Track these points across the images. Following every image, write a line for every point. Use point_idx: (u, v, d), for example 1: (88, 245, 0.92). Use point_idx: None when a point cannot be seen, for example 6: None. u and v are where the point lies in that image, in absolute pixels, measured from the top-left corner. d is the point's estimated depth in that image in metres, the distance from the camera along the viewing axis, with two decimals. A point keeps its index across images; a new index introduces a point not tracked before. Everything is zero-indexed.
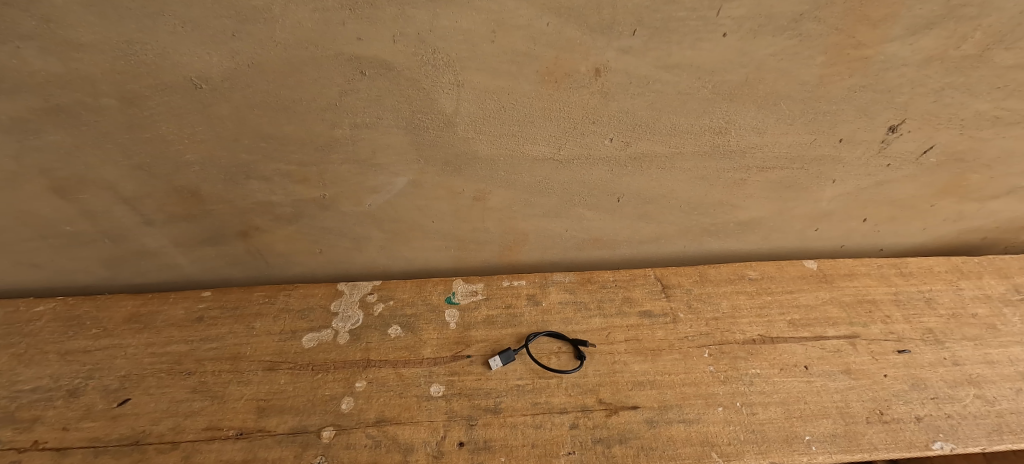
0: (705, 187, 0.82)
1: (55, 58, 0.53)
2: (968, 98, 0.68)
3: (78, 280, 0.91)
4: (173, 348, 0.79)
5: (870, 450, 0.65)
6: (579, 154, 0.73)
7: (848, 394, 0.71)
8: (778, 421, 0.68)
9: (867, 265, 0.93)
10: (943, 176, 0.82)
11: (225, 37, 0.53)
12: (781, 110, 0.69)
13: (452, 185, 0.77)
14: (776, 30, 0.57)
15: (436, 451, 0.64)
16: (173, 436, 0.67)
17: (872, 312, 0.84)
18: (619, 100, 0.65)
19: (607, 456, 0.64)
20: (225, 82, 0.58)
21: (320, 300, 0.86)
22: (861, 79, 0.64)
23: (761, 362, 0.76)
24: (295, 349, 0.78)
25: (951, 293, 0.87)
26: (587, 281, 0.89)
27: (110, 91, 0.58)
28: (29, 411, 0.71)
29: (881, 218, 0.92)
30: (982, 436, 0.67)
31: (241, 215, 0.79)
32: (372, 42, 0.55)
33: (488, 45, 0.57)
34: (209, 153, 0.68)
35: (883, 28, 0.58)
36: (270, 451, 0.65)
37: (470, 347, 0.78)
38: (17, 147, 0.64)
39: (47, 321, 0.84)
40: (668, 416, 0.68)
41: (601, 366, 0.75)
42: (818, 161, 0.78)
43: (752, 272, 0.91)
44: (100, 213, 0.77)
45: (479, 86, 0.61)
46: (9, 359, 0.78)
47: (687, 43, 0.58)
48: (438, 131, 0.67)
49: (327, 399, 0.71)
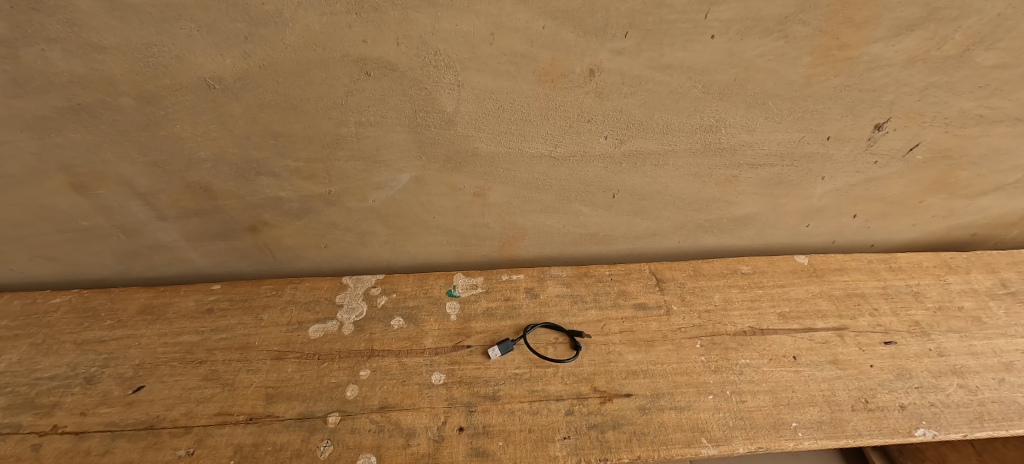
0: (698, 184, 0.84)
1: (78, 59, 0.57)
2: (951, 97, 0.71)
3: (93, 273, 0.94)
4: (184, 338, 0.82)
5: (855, 436, 0.68)
6: (575, 151, 0.76)
7: (835, 383, 0.74)
8: (766, 408, 0.70)
9: (857, 260, 0.95)
10: (931, 173, 0.85)
11: (238, 40, 0.56)
12: (770, 108, 0.71)
13: (453, 181, 0.80)
14: (762, 32, 0.60)
15: (437, 436, 0.67)
16: (185, 420, 0.70)
17: (861, 305, 0.86)
18: (614, 99, 0.68)
19: (600, 440, 0.66)
20: (236, 82, 0.61)
21: (325, 293, 0.89)
22: (847, 79, 0.67)
23: (750, 353, 0.78)
24: (302, 339, 0.81)
25: (939, 287, 0.90)
26: (584, 275, 0.92)
27: (128, 91, 0.61)
28: (48, 397, 0.74)
29: (872, 214, 0.94)
30: (964, 423, 0.69)
31: (250, 210, 0.82)
32: (377, 44, 0.58)
33: (488, 47, 0.59)
34: (220, 149, 0.71)
35: (866, 30, 0.60)
36: (278, 435, 0.68)
37: (470, 338, 0.81)
38: (39, 144, 0.67)
39: (64, 312, 0.87)
40: (660, 403, 0.71)
41: (596, 356, 0.78)
42: (808, 158, 0.80)
43: (745, 267, 0.94)
44: (116, 208, 0.80)
45: (478, 86, 0.64)
46: (28, 348, 0.81)
47: (678, 44, 0.61)
48: (440, 129, 0.70)
49: (333, 387, 0.74)
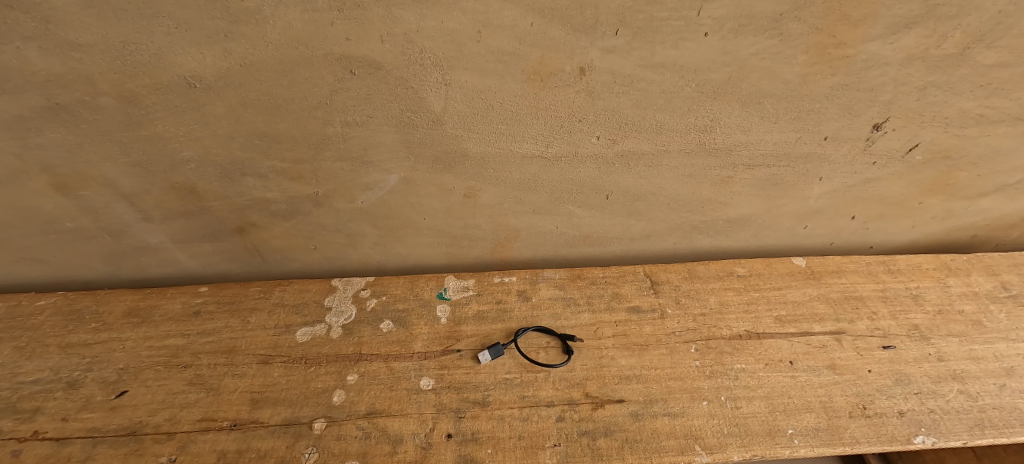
0: (692, 185, 0.83)
1: (55, 58, 0.55)
2: (951, 97, 0.69)
3: (80, 275, 0.93)
4: (170, 341, 0.81)
5: (852, 443, 0.66)
6: (567, 152, 0.74)
7: (832, 389, 0.72)
8: (761, 415, 0.69)
9: (856, 262, 0.93)
10: (930, 174, 0.83)
11: (218, 38, 0.55)
12: (766, 108, 0.70)
13: (443, 182, 0.78)
14: (757, 30, 0.58)
15: (424, 442, 0.66)
16: (169, 426, 0.68)
17: (859, 308, 0.85)
18: (605, 98, 0.66)
19: (592, 447, 0.65)
20: (218, 81, 0.60)
21: (314, 295, 0.88)
22: (843, 78, 0.65)
23: (746, 357, 0.77)
24: (290, 343, 0.80)
25: (938, 290, 0.88)
26: (577, 277, 0.91)
27: (108, 90, 0.60)
28: (30, 402, 0.73)
29: (870, 216, 0.93)
30: (965, 430, 0.68)
31: (237, 212, 0.81)
32: (361, 42, 0.57)
33: (475, 45, 0.58)
34: (205, 150, 0.69)
35: (863, 28, 0.59)
36: (262, 441, 0.66)
37: (461, 342, 0.79)
38: (19, 144, 0.66)
39: (48, 315, 0.86)
40: (653, 409, 0.69)
41: (589, 361, 0.76)
42: (804, 159, 0.79)
43: (741, 269, 0.92)
44: (101, 209, 0.78)
45: (466, 85, 0.63)
46: (11, 352, 0.80)
47: (670, 43, 0.59)
48: (428, 129, 0.69)
49: (319, 391, 0.72)
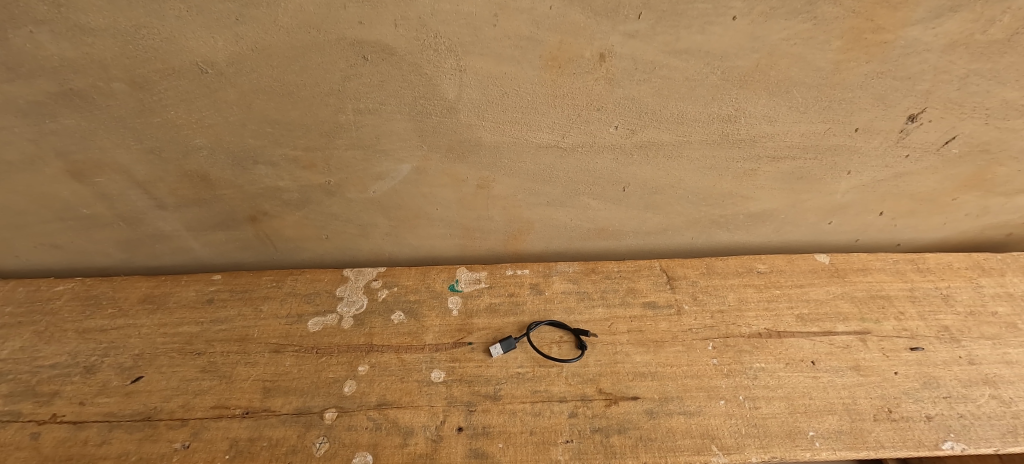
0: (712, 178, 0.80)
1: (67, 43, 0.55)
2: (995, 87, 0.65)
3: (96, 261, 0.94)
4: (184, 329, 0.81)
5: (876, 447, 0.64)
6: (584, 141, 0.72)
7: (856, 391, 0.70)
8: (781, 416, 0.67)
9: (882, 261, 0.89)
10: (966, 168, 0.79)
11: (229, 22, 0.53)
12: (794, 97, 0.66)
13: (455, 172, 0.77)
14: (789, 13, 0.55)
15: (435, 435, 0.65)
16: (182, 413, 0.69)
17: (886, 308, 0.82)
18: (625, 86, 0.64)
19: (605, 445, 0.64)
20: (230, 67, 0.59)
21: (326, 285, 0.87)
22: (879, 65, 0.62)
23: (766, 356, 0.74)
24: (302, 332, 0.80)
25: (970, 290, 0.84)
26: (591, 271, 0.89)
27: (120, 76, 0.59)
28: (48, 385, 0.74)
29: (899, 212, 0.89)
30: (995, 437, 0.65)
31: (250, 201, 0.81)
32: (374, 26, 0.55)
33: (491, 30, 0.56)
34: (217, 137, 0.69)
35: (903, 11, 0.55)
36: (273, 430, 0.66)
37: (472, 335, 0.78)
38: (34, 131, 0.66)
39: (67, 300, 0.87)
40: (668, 407, 0.68)
41: (602, 356, 0.75)
42: (833, 151, 0.75)
43: (762, 265, 0.89)
44: (115, 196, 0.79)
45: (481, 71, 0.61)
46: (31, 336, 0.82)
47: (696, 27, 0.56)
48: (441, 117, 0.67)
49: (331, 382, 0.72)
